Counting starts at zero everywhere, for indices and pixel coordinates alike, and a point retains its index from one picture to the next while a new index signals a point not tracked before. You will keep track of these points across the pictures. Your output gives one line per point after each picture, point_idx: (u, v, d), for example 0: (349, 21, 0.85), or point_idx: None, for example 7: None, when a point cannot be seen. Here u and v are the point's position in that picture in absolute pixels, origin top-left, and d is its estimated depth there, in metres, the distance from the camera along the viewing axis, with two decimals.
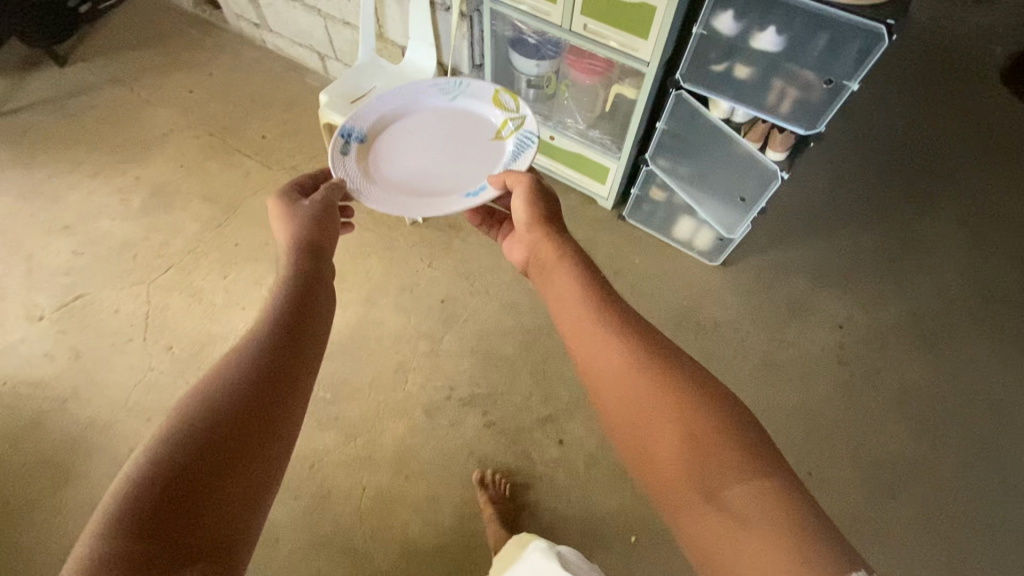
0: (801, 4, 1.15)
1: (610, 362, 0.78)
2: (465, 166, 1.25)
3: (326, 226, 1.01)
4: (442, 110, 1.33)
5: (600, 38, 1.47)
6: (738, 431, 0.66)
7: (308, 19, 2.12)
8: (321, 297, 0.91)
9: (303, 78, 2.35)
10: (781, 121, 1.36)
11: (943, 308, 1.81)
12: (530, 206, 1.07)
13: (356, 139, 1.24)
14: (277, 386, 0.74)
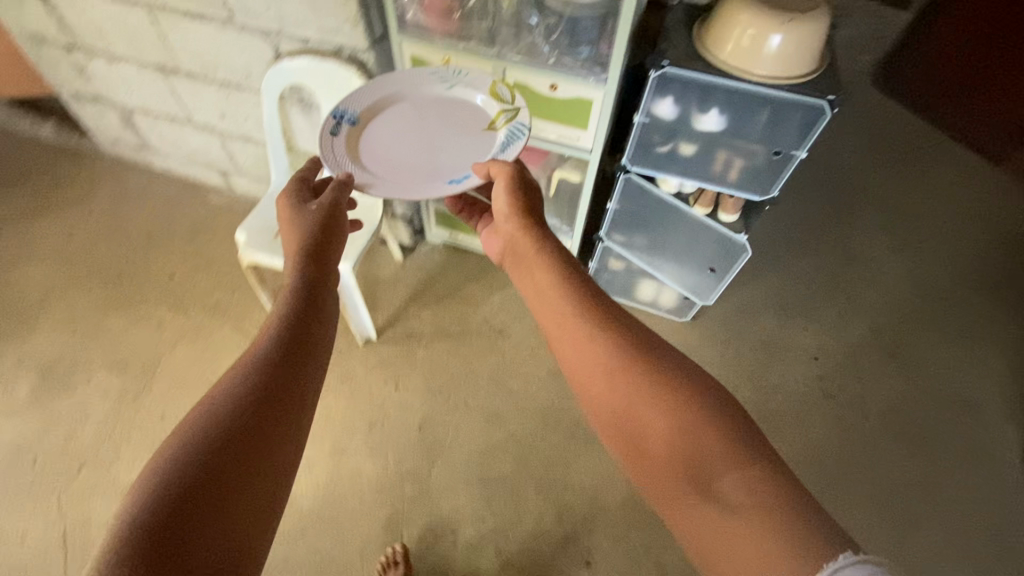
0: (740, 86, 1.15)
1: (594, 358, 0.78)
2: (456, 153, 1.15)
3: (330, 232, 0.96)
4: (437, 101, 1.22)
5: (537, 131, 1.40)
6: (728, 421, 0.66)
7: (202, 138, 1.91)
8: (323, 305, 0.86)
9: (205, 199, 2.11)
10: (732, 190, 1.34)
11: (897, 317, 1.90)
12: (512, 195, 1.00)
13: (348, 121, 1.14)
14: (284, 399, 0.71)
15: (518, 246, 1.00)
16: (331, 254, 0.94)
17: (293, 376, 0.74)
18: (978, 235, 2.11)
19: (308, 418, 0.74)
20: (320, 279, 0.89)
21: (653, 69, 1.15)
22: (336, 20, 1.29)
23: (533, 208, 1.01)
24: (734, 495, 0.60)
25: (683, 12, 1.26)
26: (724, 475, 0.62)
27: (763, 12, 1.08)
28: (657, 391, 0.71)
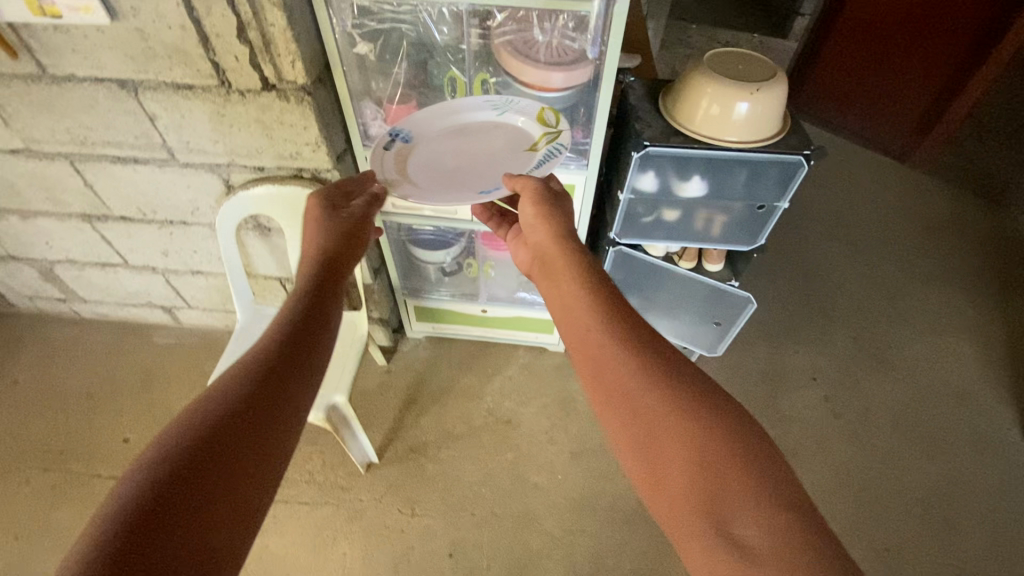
0: (719, 155, 1.17)
1: (615, 377, 0.74)
2: (493, 174, 1.09)
3: (347, 244, 0.97)
4: (487, 127, 1.12)
5: None
6: (753, 460, 0.64)
7: (141, 278, 1.73)
8: (323, 318, 0.89)
9: (151, 341, 1.90)
10: (721, 244, 1.37)
11: (871, 322, 2.01)
12: (540, 209, 0.97)
13: (402, 138, 1.08)
14: (277, 395, 0.75)
15: (544, 254, 0.96)
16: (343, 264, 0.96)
17: (285, 377, 0.78)
18: (912, 230, 2.31)
19: (299, 416, 0.77)
20: (325, 289, 0.92)
21: (635, 151, 1.17)
22: (295, 144, 1.21)
23: (564, 217, 0.97)
24: (753, 543, 0.58)
25: (642, 88, 1.31)
26: (745, 520, 0.60)
27: (724, 80, 1.12)
28: (683, 422, 0.68)
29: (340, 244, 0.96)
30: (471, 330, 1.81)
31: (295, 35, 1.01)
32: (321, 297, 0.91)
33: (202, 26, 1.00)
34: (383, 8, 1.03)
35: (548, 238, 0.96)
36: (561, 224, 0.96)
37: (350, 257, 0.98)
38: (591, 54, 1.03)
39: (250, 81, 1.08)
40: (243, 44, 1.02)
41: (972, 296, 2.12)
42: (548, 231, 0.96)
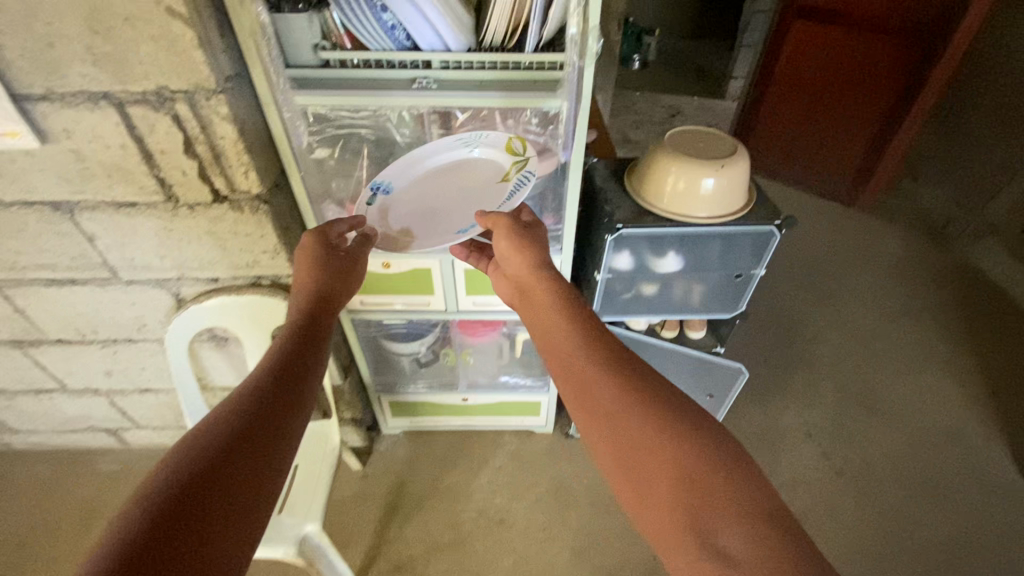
0: (691, 230, 1.16)
1: (590, 386, 0.71)
2: (468, 210, 1.02)
3: (338, 282, 0.91)
4: (461, 165, 1.06)
5: (492, 305, 1.33)
6: (732, 470, 0.61)
7: (82, 403, 1.56)
8: (310, 360, 0.82)
9: (95, 469, 1.69)
10: (703, 314, 1.34)
11: (853, 370, 2.01)
12: (516, 242, 0.89)
13: (383, 190, 1.03)
14: (253, 446, 0.68)
15: (523, 286, 0.90)
16: (334, 303, 0.89)
17: (265, 423, 0.71)
18: (871, 273, 2.39)
19: (280, 465, 0.70)
20: (313, 330, 0.85)
21: (609, 234, 1.15)
22: (252, 253, 1.13)
23: (536, 245, 0.90)
24: (738, 554, 0.54)
25: (606, 168, 1.31)
26: (730, 531, 0.56)
27: (691, 158, 1.12)
28: (661, 433, 0.64)
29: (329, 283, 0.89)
30: (453, 421, 1.69)
31: (247, 146, 0.95)
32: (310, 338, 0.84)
33: (144, 144, 0.94)
34: (339, 114, 1.00)
35: (521, 266, 0.90)
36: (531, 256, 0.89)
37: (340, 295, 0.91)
38: (562, 157, 1.03)
39: (199, 195, 1.01)
40: (191, 158, 0.96)
41: (941, 332, 2.17)
42: (523, 260, 0.89)
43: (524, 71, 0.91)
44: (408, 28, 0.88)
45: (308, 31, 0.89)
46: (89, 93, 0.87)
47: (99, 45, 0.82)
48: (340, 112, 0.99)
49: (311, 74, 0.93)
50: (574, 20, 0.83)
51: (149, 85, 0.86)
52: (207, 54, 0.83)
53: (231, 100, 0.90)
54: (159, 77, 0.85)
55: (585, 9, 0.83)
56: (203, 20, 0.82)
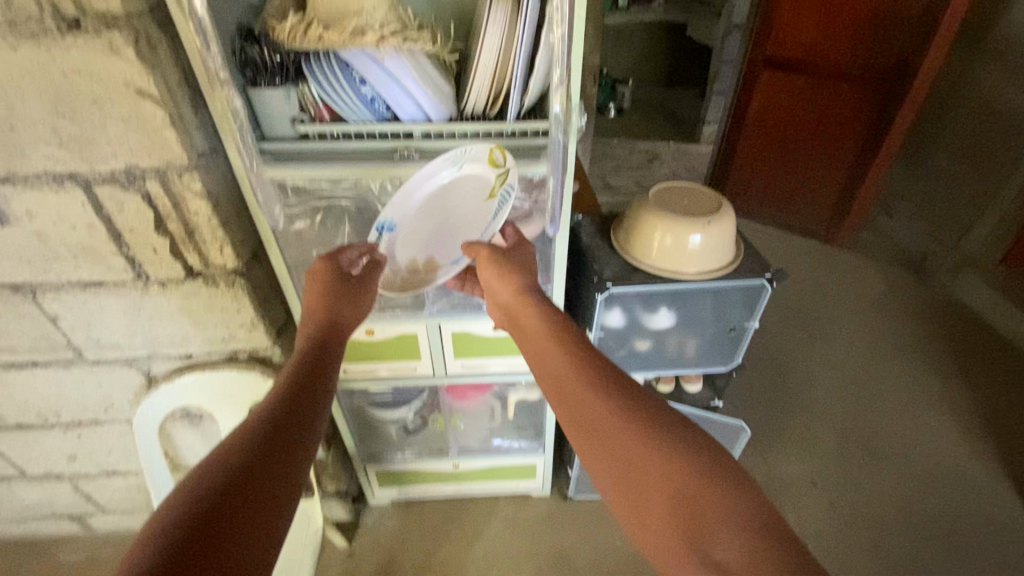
0: (683, 285, 1.13)
1: (576, 401, 0.70)
2: (462, 229, 0.97)
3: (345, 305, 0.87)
4: (447, 189, 0.91)
5: (482, 367, 1.26)
6: (719, 476, 0.59)
7: (43, 488, 1.45)
8: (320, 386, 0.77)
9: (55, 559, 1.56)
10: (700, 368, 1.30)
11: (852, 411, 1.97)
12: (503, 271, 0.89)
13: (387, 229, 0.92)
14: (266, 478, 0.62)
15: (510, 310, 0.88)
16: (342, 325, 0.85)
17: (277, 453, 0.65)
18: (859, 310, 2.39)
19: (293, 496, 0.64)
20: (321, 355, 0.80)
21: (600, 292, 1.12)
22: (228, 327, 1.08)
23: (522, 269, 0.90)
24: (729, 561, 0.53)
25: (591, 224, 1.30)
26: (722, 539, 0.54)
27: (674, 216, 1.11)
28: (647, 442, 0.63)
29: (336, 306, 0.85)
30: (444, 488, 1.60)
31: (222, 221, 0.92)
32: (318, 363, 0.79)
33: (113, 222, 0.89)
34: (320, 186, 0.93)
35: (508, 290, 0.88)
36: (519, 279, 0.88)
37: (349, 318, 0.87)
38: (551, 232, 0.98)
39: (171, 271, 0.97)
40: (162, 235, 0.91)
41: (933, 368, 2.16)
42: (512, 284, 0.88)
43: (510, 138, 0.90)
44: (387, 100, 0.87)
45: (286, 105, 0.88)
46: (54, 174, 0.83)
47: (66, 126, 0.78)
48: (320, 184, 0.92)
49: (291, 148, 0.90)
50: (558, 98, 0.81)
51: (118, 164, 0.83)
52: (179, 132, 0.81)
53: (205, 175, 0.87)
54: (128, 156, 0.82)
55: (568, 86, 0.80)
56: (177, 99, 0.80)
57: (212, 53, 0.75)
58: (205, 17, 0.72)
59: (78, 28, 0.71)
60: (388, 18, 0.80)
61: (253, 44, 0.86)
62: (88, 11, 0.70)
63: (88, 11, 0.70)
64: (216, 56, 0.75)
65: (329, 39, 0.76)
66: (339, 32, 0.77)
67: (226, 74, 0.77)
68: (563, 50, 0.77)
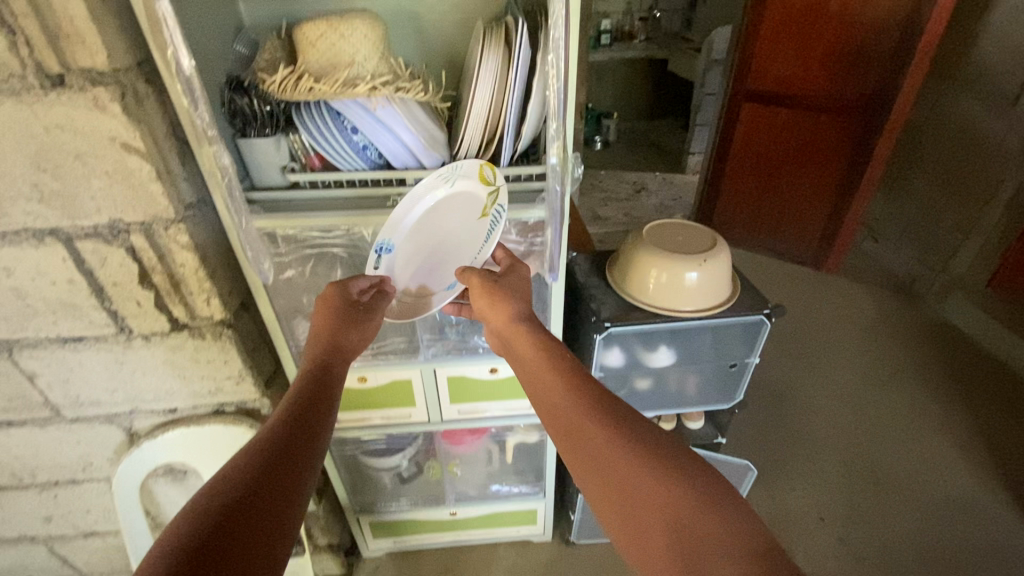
0: (682, 323, 1.11)
1: (575, 430, 0.68)
2: (456, 248, 0.95)
3: (348, 329, 0.83)
4: (440, 207, 0.88)
5: (479, 412, 1.21)
6: (723, 512, 0.57)
7: (15, 554, 1.36)
8: (322, 412, 0.73)
9: None
10: (701, 405, 1.27)
11: (854, 441, 1.94)
12: (491, 295, 0.86)
13: (385, 250, 0.88)
14: (265, 507, 0.59)
15: (502, 335, 0.86)
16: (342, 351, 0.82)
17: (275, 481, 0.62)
18: (852, 337, 2.39)
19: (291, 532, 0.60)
20: (321, 381, 0.77)
21: (598, 333, 1.09)
22: (214, 380, 1.04)
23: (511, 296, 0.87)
24: None
25: (586, 262, 1.29)
26: None
27: (668, 254, 1.10)
28: (648, 474, 0.60)
29: (336, 332, 0.82)
30: (441, 537, 1.53)
31: (209, 272, 0.89)
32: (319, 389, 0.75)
33: (95, 277, 0.86)
34: (310, 234, 0.91)
35: (500, 316, 0.86)
36: (508, 307, 0.85)
37: (351, 342, 0.83)
38: (549, 279, 0.97)
39: (155, 324, 0.93)
40: (147, 288, 0.88)
41: (932, 394, 2.14)
42: (505, 311, 0.85)
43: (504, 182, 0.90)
44: (380, 148, 0.88)
45: (276, 154, 0.87)
46: (34, 230, 0.81)
47: (47, 182, 0.76)
48: (311, 233, 0.91)
49: (280, 197, 0.89)
50: (555, 149, 0.81)
51: (101, 219, 0.80)
52: (166, 185, 0.79)
53: (192, 227, 0.85)
54: (112, 210, 0.80)
55: (565, 138, 0.81)
56: (163, 152, 0.79)
57: (199, 111, 0.73)
58: (194, 73, 0.71)
59: (62, 84, 0.70)
60: (379, 68, 0.80)
61: (242, 93, 0.85)
62: (73, 68, 0.69)
63: (72, 68, 0.69)
64: (203, 114, 0.74)
65: (321, 89, 0.75)
66: (330, 83, 0.76)
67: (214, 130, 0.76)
68: (559, 104, 0.77)
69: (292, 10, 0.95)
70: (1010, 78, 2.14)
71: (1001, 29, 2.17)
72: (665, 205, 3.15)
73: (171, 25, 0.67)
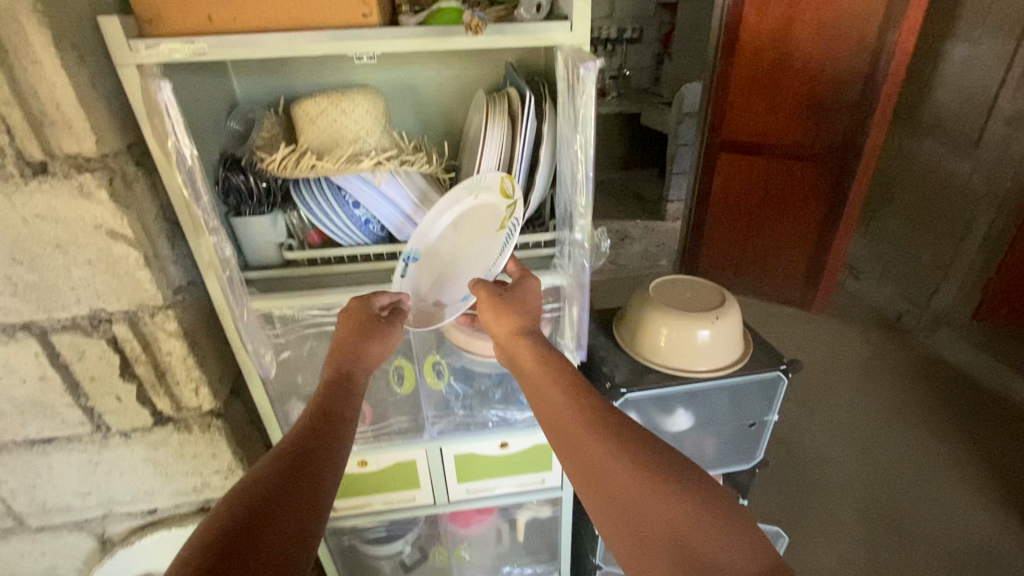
0: (702, 385, 1.07)
1: (585, 450, 0.63)
2: (471, 266, 0.86)
3: (360, 349, 0.74)
4: (463, 220, 0.81)
5: (488, 490, 1.12)
6: (736, 543, 0.54)
7: None
8: (333, 442, 0.64)
9: None
10: (724, 467, 1.21)
11: (867, 490, 1.87)
12: (497, 308, 0.77)
13: (410, 263, 0.81)
14: (268, 551, 0.51)
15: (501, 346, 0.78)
16: (353, 371, 0.73)
17: (278, 519, 0.54)
18: (849, 375, 2.35)
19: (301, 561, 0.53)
20: (330, 404, 0.68)
21: (614, 400, 1.04)
22: (200, 476, 0.94)
23: (521, 311, 0.77)
24: None
25: (593, 324, 1.25)
26: None
27: (681, 313, 1.07)
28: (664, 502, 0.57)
29: (344, 352, 0.74)
30: None
31: (198, 359, 0.82)
32: (326, 413, 0.67)
33: (72, 372, 0.79)
34: (310, 313, 0.85)
35: (504, 329, 0.76)
36: (517, 319, 0.77)
37: (365, 361, 0.74)
38: (576, 357, 0.94)
39: (137, 419, 0.85)
40: (129, 381, 0.81)
41: (938, 435, 2.08)
42: (510, 320, 0.76)
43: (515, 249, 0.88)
44: (383, 221, 0.85)
45: (272, 231, 0.83)
46: (4, 325, 0.74)
47: (22, 274, 0.70)
48: (312, 312, 0.85)
49: (278, 276, 0.85)
50: (582, 226, 0.77)
51: (81, 310, 0.74)
52: (155, 271, 0.73)
53: (182, 312, 0.79)
54: (94, 300, 0.73)
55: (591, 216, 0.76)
56: (152, 236, 0.74)
57: (201, 202, 0.72)
58: (195, 163, 0.70)
59: (44, 172, 0.65)
60: (382, 142, 0.78)
61: (237, 172, 0.81)
62: (58, 154, 0.65)
63: (58, 155, 0.65)
64: (206, 204, 0.73)
65: (323, 166, 0.72)
66: (334, 159, 0.73)
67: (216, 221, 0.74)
68: (587, 180, 0.73)
69: (287, 85, 0.93)
70: (968, 123, 2.22)
71: (955, 77, 2.28)
72: (649, 253, 3.16)
73: (174, 120, 0.67)
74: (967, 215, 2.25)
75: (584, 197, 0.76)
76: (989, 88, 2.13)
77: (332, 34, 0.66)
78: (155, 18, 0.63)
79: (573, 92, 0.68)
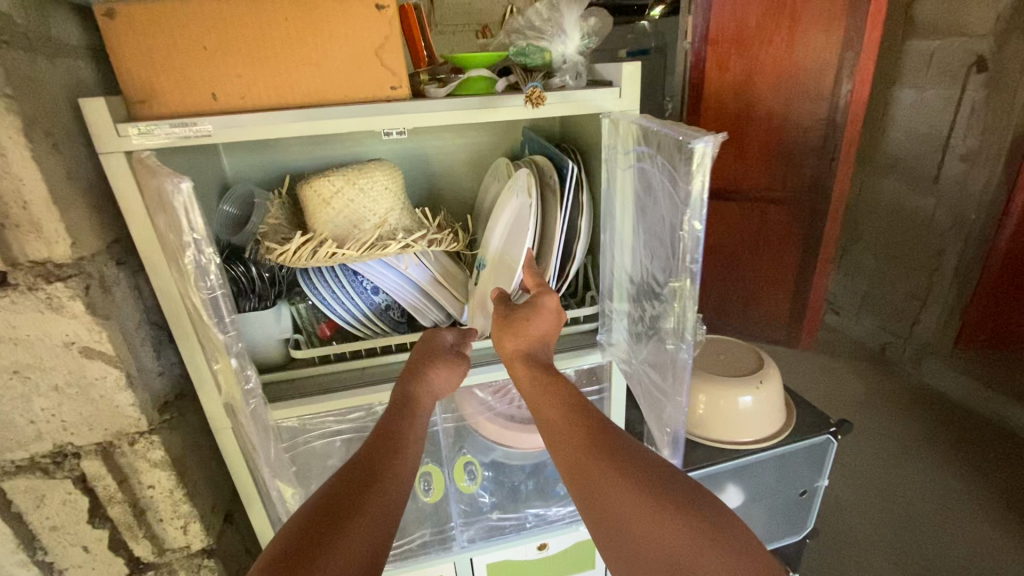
0: (752, 457, 0.98)
1: (607, 498, 0.49)
2: (509, 267, 0.73)
3: (421, 371, 0.63)
4: (514, 222, 0.75)
5: None
6: None
7: None
8: (379, 473, 0.52)
9: None
10: (775, 543, 1.12)
11: (879, 537, 1.38)
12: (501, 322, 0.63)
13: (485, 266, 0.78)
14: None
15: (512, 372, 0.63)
16: (416, 394, 0.61)
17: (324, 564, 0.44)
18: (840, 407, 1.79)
19: None
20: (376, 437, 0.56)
21: None
22: None
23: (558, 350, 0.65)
24: None
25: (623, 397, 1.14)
26: None
27: (719, 377, 0.99)
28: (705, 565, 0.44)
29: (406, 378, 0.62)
30: None
31: (188, 490, 0.68)
32: (387, 440, 0.55)
33: (27, 522, 0.63)
34: (323, 422, 0.75)
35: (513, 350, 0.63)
36: (523, 342, 0.62)
37: (428, 383, 0.62)
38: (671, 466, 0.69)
39: (106, 572, 0.68)
40: (100, 527, 0.65)
41: (967, 486, 1.50)
42: (515, 338, 0.63)
43: (573, 327, 0.80)
44: (390, 295, 0.74)
45: (276, 327, 0.71)
46: None
47: None
48: (325, 418, 0.74)
49: (284, 377, 0.72)
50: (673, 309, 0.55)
51: (41, 447, 0.59)
52: (139, 392, 0.60)
53: (170, 436, 0.65)
54: (59, 434, 0.59)
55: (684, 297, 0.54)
56: (137, 349, 0.61)
57: (224, 325, 0.54)
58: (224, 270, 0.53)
59: (3, 284, 0.52)
60: (404, 221, 0.70)
61: (236, 263, 0.71)
62: (21, 263, 0.52)
63: (21, 264, 0.52)
64: (229, 324, 0.55)
65: (345, 254, 0.64)
66: (356, 246, 0.65)
67: (240, 342, 0.56)
68: (698, 274, 0.49)
69: (283, 161, 0.85)
70: (920, 161, 1.70)
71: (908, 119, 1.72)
72: None
73: (194, 223, 0.49)
74: (933, 242, 1.72)
75: (681, 280, 0.52)
76: (939, 127, 1.62)
77: (354, 110, 0.58)
78: (148, 98, 0.54)
79: (683, 162, 0.46)
